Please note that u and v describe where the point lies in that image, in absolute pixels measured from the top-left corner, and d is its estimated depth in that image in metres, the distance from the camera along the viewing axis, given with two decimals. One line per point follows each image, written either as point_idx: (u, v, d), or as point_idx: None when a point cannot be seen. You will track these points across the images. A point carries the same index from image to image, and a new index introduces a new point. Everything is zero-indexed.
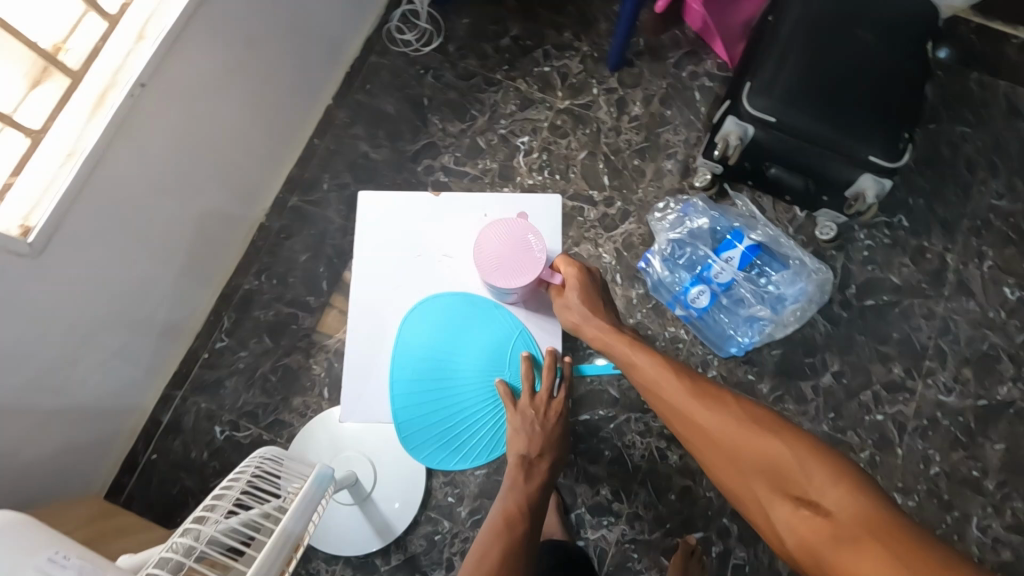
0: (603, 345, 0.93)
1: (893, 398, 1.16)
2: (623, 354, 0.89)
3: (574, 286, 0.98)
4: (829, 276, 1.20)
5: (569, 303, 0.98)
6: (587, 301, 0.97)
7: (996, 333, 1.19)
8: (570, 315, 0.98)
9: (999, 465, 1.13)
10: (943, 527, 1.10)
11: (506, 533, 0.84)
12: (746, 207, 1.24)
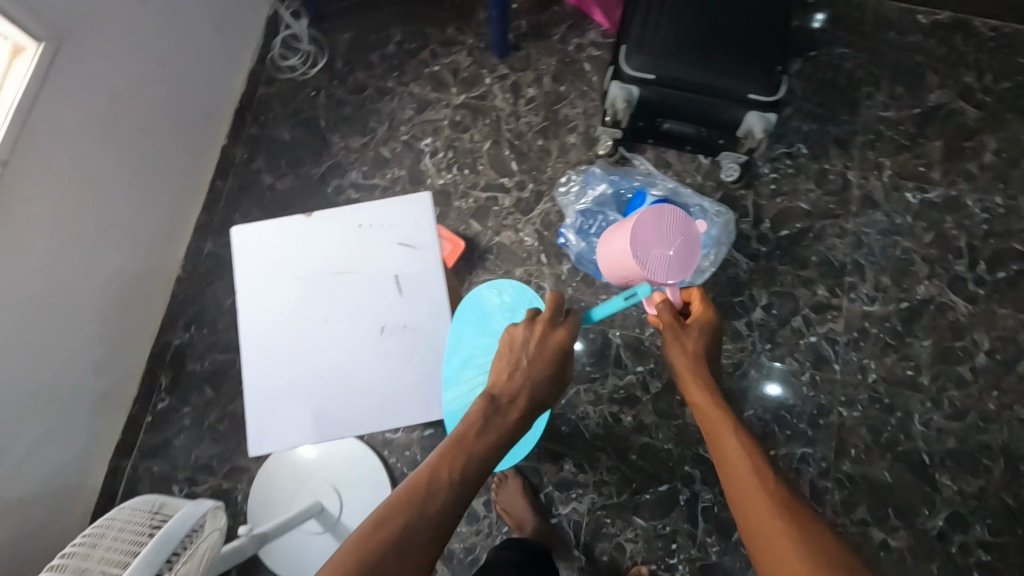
0: (699, 400, 0.81)
1: (823, 319, 1.21)
2: (714, 411, 0.79)
3: (699, 325, 0.88)
4: (730, 215, 1.24)
5: (684, 341, 0.87)
6: (704, 353, 0.86)
7: (906, 237, 1.25)
8: (677, 351, 0.87)
9: (930, 359, 1.19)
10: (888, 428, 1.16)
11: (414, 510, 0.61)
12: (644, 166, 1.26)
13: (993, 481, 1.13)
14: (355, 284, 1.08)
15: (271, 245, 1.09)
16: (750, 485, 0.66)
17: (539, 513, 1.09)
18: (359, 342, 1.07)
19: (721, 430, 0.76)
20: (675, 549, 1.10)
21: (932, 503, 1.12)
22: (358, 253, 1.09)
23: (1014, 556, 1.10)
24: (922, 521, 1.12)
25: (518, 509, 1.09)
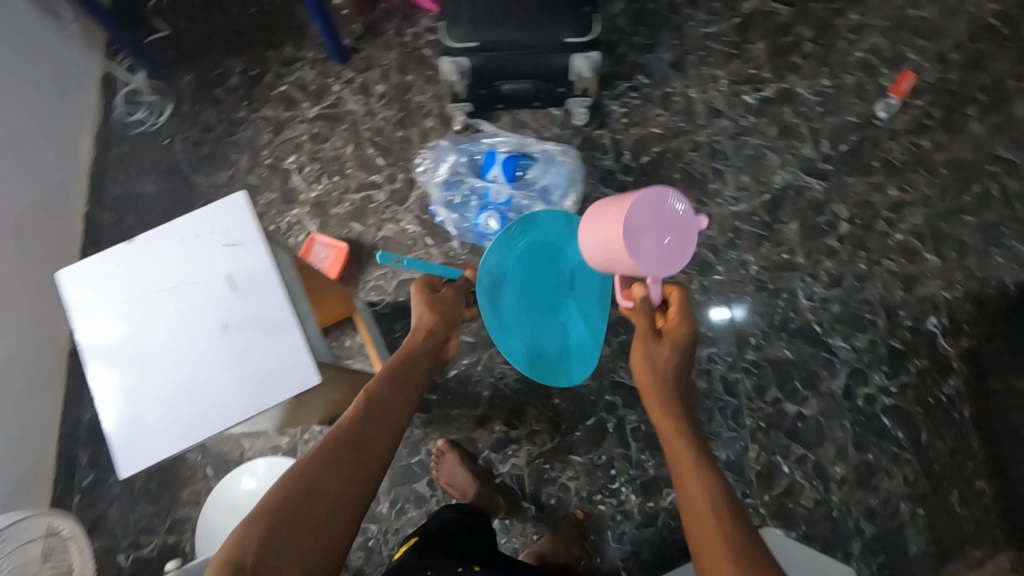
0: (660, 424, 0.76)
1: (698, 229, 1.29)
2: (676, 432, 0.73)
3: (667, 338, 0.82)
4: (572, 150, 1.30)
5: (655, 353, 0.81)
6: (676, 366, 0.80)
7: (754, 135, 1.33)
8: (643, 368, 0.80)
9: (800, 239, 1.28)
10: (779, 311, 1.24)
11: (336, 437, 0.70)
12: (485, 127, 1.31)
13: (879, 331, 1.23)
14: (190, 329, 0.68)
15: (101, 289, 0.70)
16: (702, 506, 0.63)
17: (481, 478, 1.13)
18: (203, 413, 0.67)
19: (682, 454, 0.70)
20: (615, 475, 1.16)
21: (831, 367, 1.22)
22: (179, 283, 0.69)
23: (911, 392, 1.20)
24: (827, 385, 1.21)
25: (461, 479, 1.11)
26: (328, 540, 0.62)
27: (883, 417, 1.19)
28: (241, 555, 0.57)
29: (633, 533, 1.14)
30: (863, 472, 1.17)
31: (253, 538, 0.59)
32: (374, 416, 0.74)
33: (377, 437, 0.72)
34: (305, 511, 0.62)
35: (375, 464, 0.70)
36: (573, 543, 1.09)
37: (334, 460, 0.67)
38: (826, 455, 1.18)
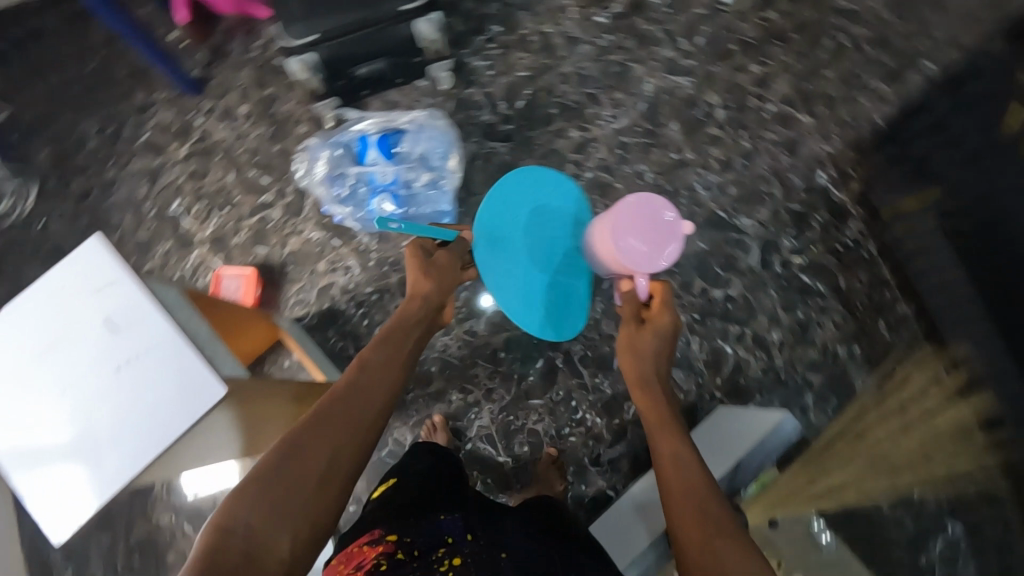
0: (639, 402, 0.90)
1: (588, 155, 1.32)
2: (655, 413, 0.87)
3: (649, 328, 0.96)
4: (438, 111, 1.31)
5: (637, 347, 0.94)
6: (656, 354, 0.94)
7: (615, 51, 1.36)
8: (628, 353, 0.95)
9: (684, 137, 1.32)
10: (683, 210, 1.29)
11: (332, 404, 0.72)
12: (348, 114, 1.29)
13: (777, 200, 1.29)
14: (81, 381, 0.69)
15: None
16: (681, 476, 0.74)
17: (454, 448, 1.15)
18: (120, 456, 0.68)
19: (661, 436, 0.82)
20: (577, 405, 1.20)
21: (744, 245, 1.28)
22: (59, 341, 0.70)
23: (821, 246, 1.26)
24: (744, 263, 1.27)
25: None
26: (319, 504, 0.65)
27: (801, 276, 1.25)
28: (232, 522, 0.60)
29: (608, 452, 1.18)
30: (798, 330, 1.23)
31: (243, 504, 0.62)
32: (364, 384, 0.76)
33: (368, 405, 0.74)
34: (294, 477, 0.65)
35: (365, 430, 0.72)
36: (554, 479, 1.13)
37: (321, 426, 0.69)
38: (761, 326, 1.24)
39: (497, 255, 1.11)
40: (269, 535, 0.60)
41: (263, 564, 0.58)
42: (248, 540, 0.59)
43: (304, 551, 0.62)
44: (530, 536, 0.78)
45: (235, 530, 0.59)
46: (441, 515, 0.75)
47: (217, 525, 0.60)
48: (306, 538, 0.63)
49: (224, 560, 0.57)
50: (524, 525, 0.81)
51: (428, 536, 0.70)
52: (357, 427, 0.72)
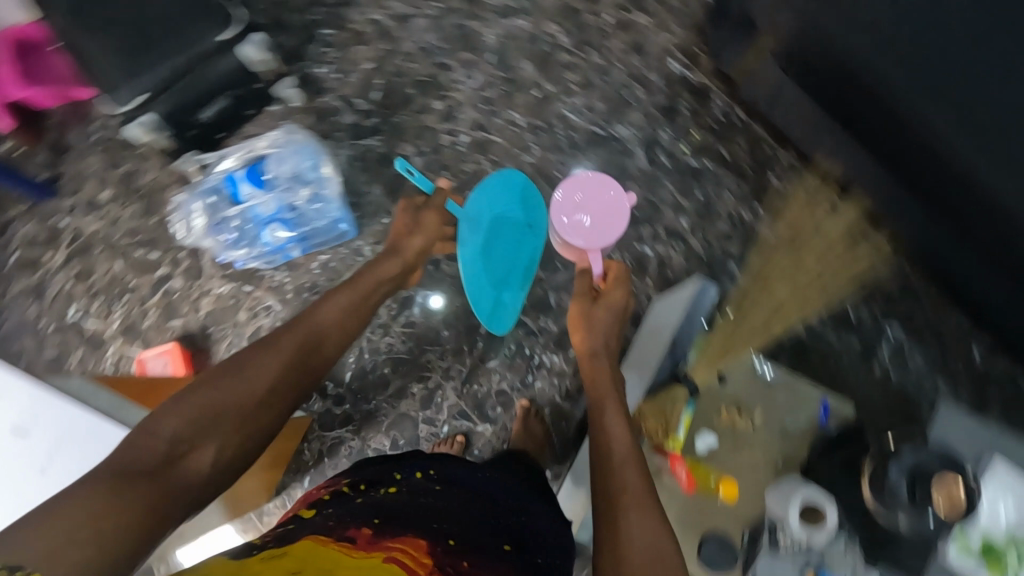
0: (587, 372, 0.94)
1: (458, 120, 1.34)
2: (602, 388, 0.90)
3: (602, 305, 1.01)
4: (296, 124, 1.31)
5: (592, 317, 1.00)
6: (605, 331, 1.00)
7: (448, 13, 1.37)
8: (580, 325, 0.99)
9: (540, 72, 1.35)
10: (563, 139, 1.33)
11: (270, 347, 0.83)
12: (207, 157, 1.27)
13: (644, 99, 1.34)
14: None
15: None
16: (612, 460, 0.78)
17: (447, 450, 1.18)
18: None
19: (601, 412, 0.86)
20: (531, 351, 1.23)
21: (628, 152, 1.33)
22: None
23: (697, 127, 1.32)
24: (634, 167, 1.32)
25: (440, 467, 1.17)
26: (244, 432, 0.74)
27: (689, 160, 1.31)
28: (158, 429, 0.68)
29: (575, 383, 1.21)
30: (703, 209, 1.29)
31: (170, 416, 0.70)
32: (304, 344, 0.86)
33: (304, 363, 0.84)
34: (221, 399, 0.74)
35: (294, 381, 0.82)
36: (530, 425, 1.17)
37: (254, 357, 0.80)
38: (669, 218, 1.30)
39: (473, 230, 1.19)
40: (194, 442, 0.69)
41: (182, 471, 0.66)
42: (170, 446, 0.67)
43: (222, 468, 0.70)
44: (490, 481, 0.86)
45: (160, 436, 0.67)
46: (406, 459, 0.83)
47: (144, 431, 0.68)
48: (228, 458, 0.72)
49: (143, 460, 0.64)
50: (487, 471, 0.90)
51: (379, 473, 0.77)
52: (288, 378, 0.81)
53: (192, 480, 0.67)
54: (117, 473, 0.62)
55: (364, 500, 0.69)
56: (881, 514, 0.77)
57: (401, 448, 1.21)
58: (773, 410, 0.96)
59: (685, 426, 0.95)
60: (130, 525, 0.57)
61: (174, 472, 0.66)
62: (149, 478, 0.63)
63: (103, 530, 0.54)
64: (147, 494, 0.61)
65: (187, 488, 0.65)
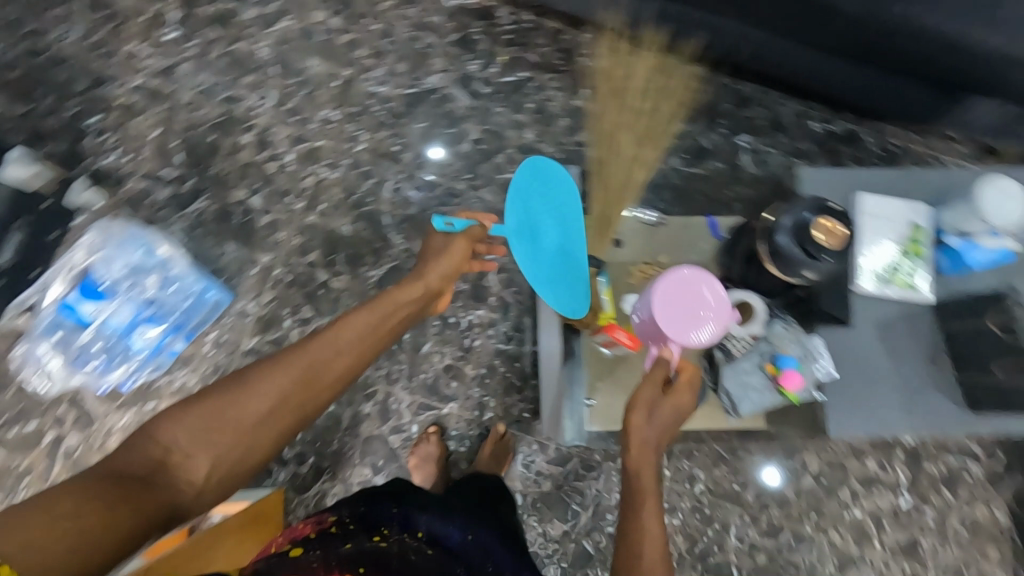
0: (633, 464, 0.74)
1: (274, 143, 1.27)
2: (646, 481, 0.73)
3: (672, 404, 0.78)
4: (109, 219, 1.20)
5: (654, 417, 0.77)
6: (666, 426, 0.78)
7: (210, 49, 1.30)
8: (642, 413, 0.77)
9: (329, 63, 1.31)
10: (383, 113, 1.30)
11: (281, 362, 0.70)
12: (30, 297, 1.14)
13: (438, 43, 1.34)
14: None
15: None
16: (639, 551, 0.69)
17: (436, 444, 1.17)
18: None
19: (640, 505, 0.72)
20: (456, 318, 1.22)
21: (449, 96, 1.32)
22: None
23: (496, 46, 1.34)
24: (462, 107, 1.32)
25: (434, 464, 1.16)
26: (245, 450, 0.68)
27: (505, 78, 1.33)
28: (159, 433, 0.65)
29: (509, 325, 1.22)
30: (540, 115, 1.32)
31: (171, 421, 0.66)
32: (324, 352, 0.72)
33: (319, 376, 0.71)
34: (218, 411, 0.67)
35: (303, 399, 0.70)
36: (503, 455, 1.16)
37: (264, 367, 0.70)
38: (515, 137, 1.31)
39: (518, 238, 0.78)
40: (188, 452, 0.65)
41: (175, 478, 0.64)
42: (167, 452, 0.64)
43: (217, 483, 0.66)
44: (479, 542, 0.78)
45: (159, 441, 0.65)
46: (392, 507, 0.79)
47: (148, 433, 0.65)
48: (221, 479, 0.67)
49: (140, 466, 0.63)
50: (475, 528, 0.81)
51: (367, 525, 0.73)
52: (296, 399, 0.70)
53: (179, 493, 0.63)
54: (111, 475, 0.61)
55: (355, 544, 0.69)
56: (791, 277, 0.78)
57: (384, 469, 1.18)
58: (673, 251, 0.99)
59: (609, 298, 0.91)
60: (105, 536, 0.55)
61: (164, 483, 0.63)
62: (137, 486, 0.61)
63: (75, 530, 0.53)
64: (127, 505, 0.58)
65: (177, 502, 0.63)
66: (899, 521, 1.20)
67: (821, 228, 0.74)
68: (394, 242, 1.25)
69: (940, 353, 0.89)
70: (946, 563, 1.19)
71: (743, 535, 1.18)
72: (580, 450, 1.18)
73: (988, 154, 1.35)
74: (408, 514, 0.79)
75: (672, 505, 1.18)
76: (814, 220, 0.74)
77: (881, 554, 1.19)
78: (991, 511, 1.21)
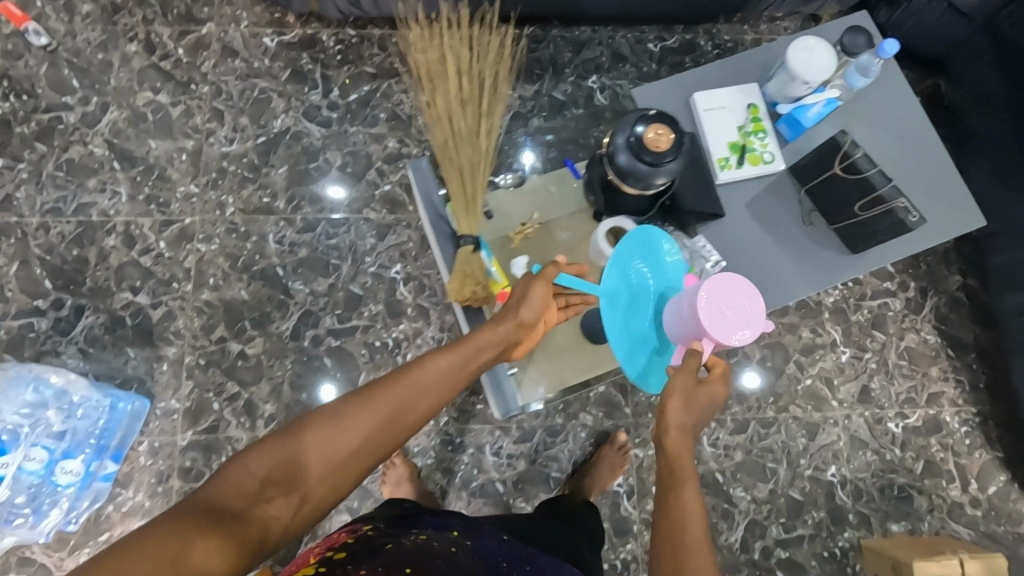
0: (672, 448, 0.71)
1: (142, 235, 1.23)
2: (686, 464, 0.69)
3: (708, 392, 0.75)
4: None
5: (694, 403, 0.73)
6: (703, 412, 0.75)
7: (43, 166, 1.25)
8: (679, 398, 0.73)
9: (170, 140, 1.28)
10: (242, 170, 1.28)
11: (376, 400, 0.64)
12: None
13: (273, 85, 1.32)
14: None
15: None
16: (682, 538, 0.63)
17: (404, 462, 1.15)
18: None
19: (682, 483, 0.67)
20: (382, 340, 1.22)
21: (302, 132, 1.30)
22: None
23: (331, 70, 1.34)
24: (317, 138, 1.30)
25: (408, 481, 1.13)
26: (330, 488, 0.62)
27: (350, 97, 1.33)
28: (251, 462, 0.60)
29: (435, 328, 1.23)
30: (395, 121, 1.32)
31: (263, 448, 0.60)
32: (412, 387, 0.67)
33: (407, 416, 0.65)
34: (315, 448, 0.61)
35: (390, 436, 0.65)
36: (620, 466, 1.15)
37: (361, 401, 0.64)
38: (379, 149, 1.31)
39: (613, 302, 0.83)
40: (278, 489, 0.60)
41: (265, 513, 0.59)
42: (260, 486, 0.59)
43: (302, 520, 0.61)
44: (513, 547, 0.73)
45: (253, 471, 0.59)
46: (422, 515, 0.74)
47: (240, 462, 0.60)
48: (308, 517, 0.62)
49: (231, 501, 0.58)
50: (506, 533, 0.77)
51: (399, 529, 0.68)
52: (382, 437, 0.65)
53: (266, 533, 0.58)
54: (202, 508, 0.56)
55: (396, 545, 0.63)
56: (646, 188, 0.81)
57: (362, 508, 1.17)
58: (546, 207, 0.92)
59: (498, 269, 0.86)
60: None
61: (254, 520, 0.58)
62: (227, 524, 0.56)
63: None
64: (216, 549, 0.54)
65: (261, 539, 0.58)
66: (847, 374, 1.27)
67: (651, 136, 0.77)
68: (296, 289, 1.23)
69: (812, 212, 0.94)
70: (899, 396, 1.27)
71: (716, 440, 1.22)
72: (541, 420, 1.20)
73: (811, 22, 1.44)
74: (440, 521, 0.73)
75: (642, 438, 1.21)
76: (644, 133, 0.77)
77: (842, 410, 1.25)
78: (919, 336, 1.30)
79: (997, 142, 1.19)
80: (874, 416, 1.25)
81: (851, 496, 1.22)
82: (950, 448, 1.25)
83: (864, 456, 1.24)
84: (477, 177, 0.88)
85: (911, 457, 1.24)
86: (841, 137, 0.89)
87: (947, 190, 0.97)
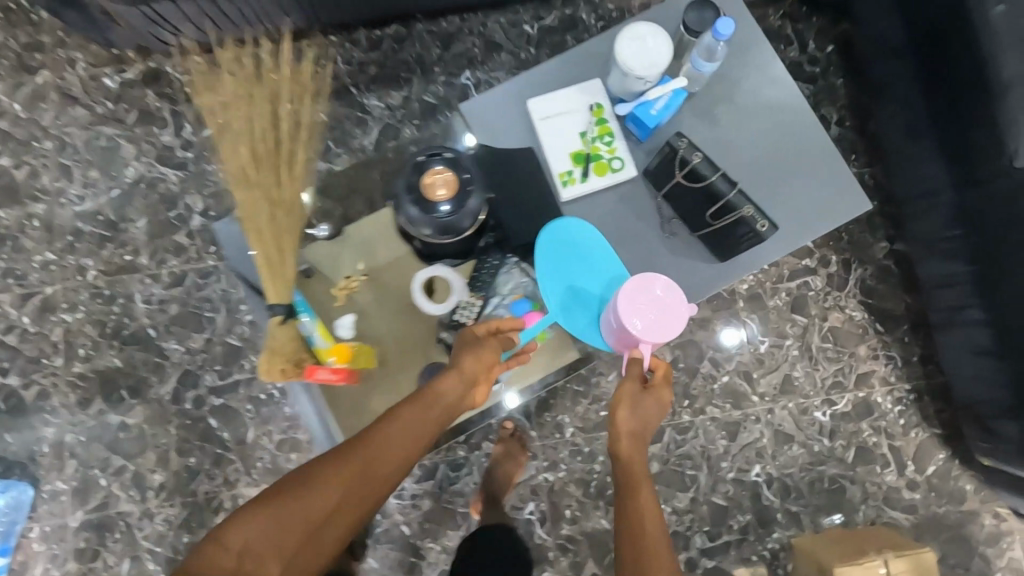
0: (625, 454, 0.73)
1: (2, 313, 1.17)
2: (639, 469, 0.72)
3: (655, 397, 0.77)
4: None
5: (640, 407, 0.76)
6: (652, 417, 0.77)
7: None
8: (627, 406, 0.75)
9: (19, 206, 1.20)
10: (98, 228, 1.20)
11: (344, 458, 0.65)
12: None
13: (120, 130, 1.22)
14: None
15: None
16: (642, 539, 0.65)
17: None
18: None
19: (636, 490, 0.70)
20: (267, 392, 1.15)
21: (157, 179, 1.21)
22: None
23: (181, 105, 1.23)
24: (174, 183, 1.21)
25: None
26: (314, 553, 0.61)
27: (204, 132, 1.22)
28: (229, 539, 0.58)
29: None
30: None
31: (239, 522, 0.59)
32: (379, 442, 0.67)
33: (379, 471, 0.66)
34: (292, 511, 0.61)
35: (368, 494, 0.65)
36: (521, 455, 1.12)
37: (332, 462, 0.65)
38: None
39: (566, 304, 0.81)
40: (260, 560, 0.58)
41: None
42: (236, 563, 0.57)
43: None
44: None
45: (228, 548, 0.57)
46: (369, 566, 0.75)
47: (217, 541, 0.58)
48: None
49: None
50: None
51: None
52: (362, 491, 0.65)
53: None
54: None
55: None
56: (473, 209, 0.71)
57: None
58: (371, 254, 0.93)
59: (322, 333, 0.81)
60: None
61: None
62: None
63: None
64: None
65: None
66: (767, 366, 1.18)
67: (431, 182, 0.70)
68: (171, 349, 1.16)
69: (671, 221, 0.84)
70: (825, 382, 1.18)
71: None
72: (442, 455, 1.15)
73: None
74: None
75: (551, 461, 1.15)
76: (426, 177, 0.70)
77: (763, 405, 1.17)
78: (845, 313, 1.20)
79: (905, 95, 1.04)
80: (799, 407, 1.17)
81: (779, 495, 1.15)
82: (884, 431, 1.17)
83: (791, 451, 1.16)
84: (282, 237, 0.79)
85: (841, 446, 1.16)
86: (677, 141, 0.80)
87: (828, 177, 0.86)
